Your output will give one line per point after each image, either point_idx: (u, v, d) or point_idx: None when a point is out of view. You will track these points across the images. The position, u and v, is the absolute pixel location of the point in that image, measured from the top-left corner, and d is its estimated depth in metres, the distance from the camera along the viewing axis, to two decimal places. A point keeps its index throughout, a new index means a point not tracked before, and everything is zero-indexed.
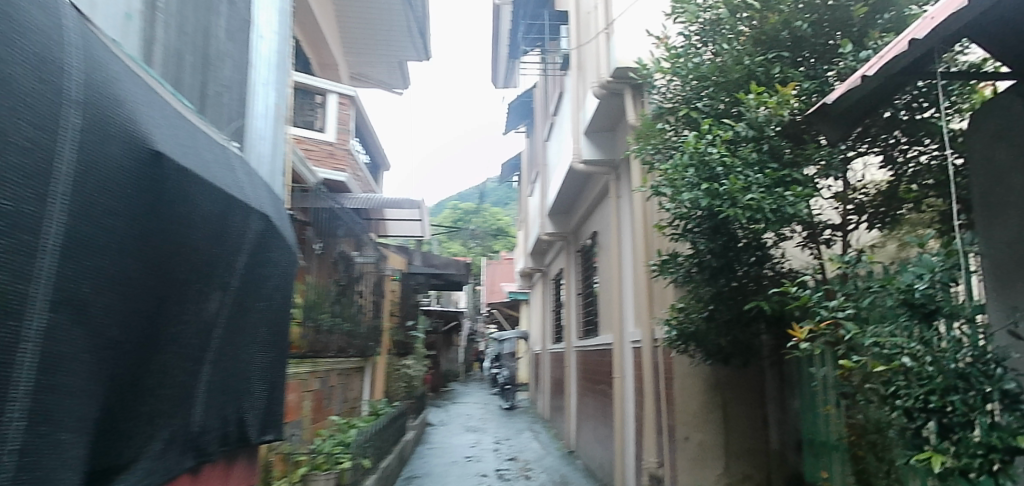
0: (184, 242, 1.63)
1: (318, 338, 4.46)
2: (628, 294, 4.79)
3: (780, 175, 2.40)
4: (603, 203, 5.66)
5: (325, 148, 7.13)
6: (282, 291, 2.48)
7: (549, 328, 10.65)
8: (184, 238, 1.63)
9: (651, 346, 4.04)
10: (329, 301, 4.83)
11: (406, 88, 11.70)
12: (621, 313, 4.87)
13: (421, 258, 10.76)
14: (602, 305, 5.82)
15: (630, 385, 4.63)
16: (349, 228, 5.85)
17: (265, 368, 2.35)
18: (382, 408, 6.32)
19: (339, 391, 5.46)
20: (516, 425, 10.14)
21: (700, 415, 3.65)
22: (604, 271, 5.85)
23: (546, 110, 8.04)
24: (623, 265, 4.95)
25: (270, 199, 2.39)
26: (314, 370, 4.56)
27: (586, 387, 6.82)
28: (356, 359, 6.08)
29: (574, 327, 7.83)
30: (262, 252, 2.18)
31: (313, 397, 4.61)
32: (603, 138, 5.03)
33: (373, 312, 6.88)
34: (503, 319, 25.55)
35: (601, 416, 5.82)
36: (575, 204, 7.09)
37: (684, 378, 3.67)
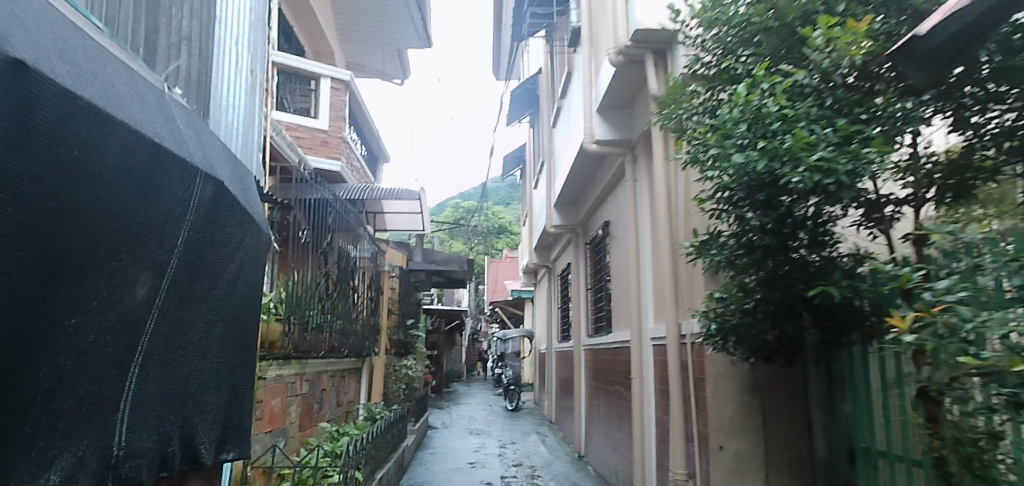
0: (89, 202, 1.22)
1: (306, 337, 4.03)
2: (649, 285, 4.35)
3: (852, 130, 1.96)
4: (617, 188, 5.22)
5: (318, 135, 6.67)
6: (246, 277, 2.04)
7: (556, 326, 10.19)
8: (89, 197, 1.21)
9: (678, 343, 3.60)
10: (319, 296, 4.38)
11: (405, 78, 11.28)
12: (640, 306, 4.45)
13: (421, 254, 10.32)
14: (616, 300, 5.39)
15: (651, 385, 4.21)
16: (343, 218, 5.40)
17: (223, 372, 1.91)
18: (380, 412, 5.89)
19: (332, 395, 5.03)
20: (522, 428, 9.70)
21: (737, 422, 3.20)
22: (617, 262, 5.43)
23: (552, 95, 7.64)
24: (641, 254, 4.54)
25: (232, 167, 1.98)
26: (301, 372, 4.12)
27: (597, 388, 6.34)
28: (351, 360, 5.64)
29: (583, 324, 7.36)
30: (214, 226, 1.75)
31: (301, 403, 4.17)
32: (618, 115, 4.60)
33: (370, 310, 6.44)
34: (506, 319, 25.08)
35: (616, 419, 5.37)
36: (584, 193, 6.69)
37: (718, 379, 3.24)
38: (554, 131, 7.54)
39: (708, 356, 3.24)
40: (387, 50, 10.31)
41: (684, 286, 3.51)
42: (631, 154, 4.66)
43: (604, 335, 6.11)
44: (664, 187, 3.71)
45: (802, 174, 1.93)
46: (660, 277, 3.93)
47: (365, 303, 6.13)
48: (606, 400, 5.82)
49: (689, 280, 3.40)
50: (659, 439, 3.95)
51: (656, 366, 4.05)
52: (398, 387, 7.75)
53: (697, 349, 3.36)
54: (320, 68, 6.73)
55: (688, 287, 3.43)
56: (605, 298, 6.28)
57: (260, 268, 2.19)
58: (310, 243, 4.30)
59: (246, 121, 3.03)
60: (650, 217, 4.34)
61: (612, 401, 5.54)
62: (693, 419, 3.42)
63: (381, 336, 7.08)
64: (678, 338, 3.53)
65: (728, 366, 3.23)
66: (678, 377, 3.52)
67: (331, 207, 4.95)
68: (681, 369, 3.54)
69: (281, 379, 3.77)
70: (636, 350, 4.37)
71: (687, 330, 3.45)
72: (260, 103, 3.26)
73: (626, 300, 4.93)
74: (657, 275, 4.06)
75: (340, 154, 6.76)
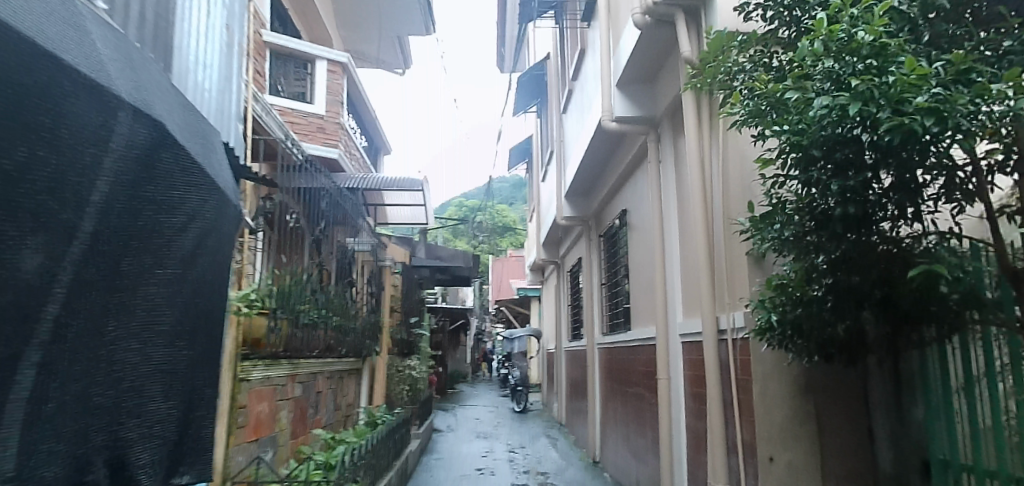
0: None
1: (297, 335, 3.63)
2: (677, 277, 3.94)
3: (966, 65, 1.57)
4: (637, 172, 4.82)
5: (314, 121, 6.28)
6: (206, 258, 1.62)
7: (565, 325, 9.77)
8: None
9: (716, 340, 3.17)
10: (313, 291, 3.97)
11: (406, 66, 10.96)
12: (666, 300, 4.03)
13: (425, 250, 9.99)
14: (637, 295, 4.98)
15: (681, 387, 3.79)
16: (341, 207, 4.98)
17: (175, 374, 1.50)
18: (381, 415, 5.49)
19: (329, 398, 4.63)
20: (531, 431, 9.28)
21: (788, 429, 2.78)
22: (637, 254, 5.02)
23: (562, 80, 7.22)
24: (666, 243, 4.11)
25: (189, 114, 1.59)
26: (292, 374, 3.72)
27: (614, 390, 5.90)
28: (349, 360, 5.24)
29: (596, 323, 6.93)
30: (162, 186, 1.37)
31: (292, 407, 3.77)
32: (638, 91, 4.22)
33: (371, 308, 6.04)
34: (512, 317, 24.62)
35: (636, 424, 4.94)
36: (599, 181, 6.25)
37: (767, 382, 2.80)
38: (564, 117, 7.12)
39: (754, 354, 2.82)
40: (388, 38, 9.94)
41: (726, 277, 3.10)
42: (655, 134, 4.24)
43: (621, 333, 5.66)
44: (699, 166, 3.30)
45: (904, 121, 1.53)
46: (694, 267, 3.52)
47: (365, 299, 5.73)
48: (625, 403, 5.39)
49: (736, 271, 2.99)
50: (693, 448, 3.55)
51: (688, 365, 3.66)
52: (402, 389, 7.35)
53: (742, 345, 2.94)
54: (316, 49, 6.36)
55: (732, 278, 3.03)
56: (622, 293, 5.86)
57: (227, 246, 1.78)
58: (300, 231, 3.89)
59: (221, 84, 2.65)
60: (678, 202, 3.93)
61: (631, 404, 5.10)
62: (737, 427, 2.99)
63: (382, 335, 6.68)
64: (714, 334, 3.11)
65: (780, 366, 2.80)
66: (718, 378, 3.09)
67: (327, 194, 4.53)
68: (720, 371, 3.10)
69: (269, 383, 3.36)
70: (662, 347, 3.95)
71: (726, 324, 3.05)
72: (238, 68, 2.89)
73: (649, 293, 4.50)
74: (689, 267, 3.66)
75: (338, 142, 6.37)
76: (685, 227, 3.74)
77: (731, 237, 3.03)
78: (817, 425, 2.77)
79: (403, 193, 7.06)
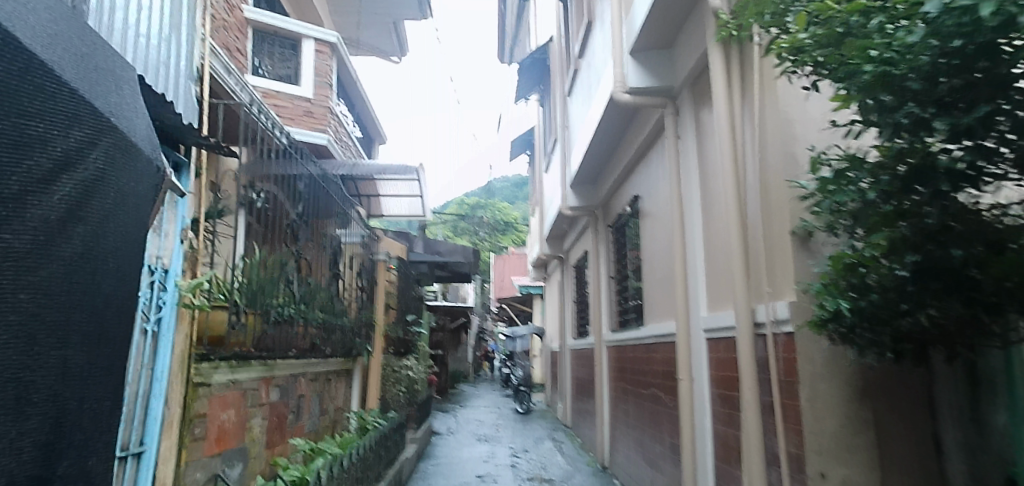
0: None
1: (269, 333, 3.18)
2: (701, 265, 3.50)
3: None
4: (651, 152, 4.37)
5: (301, 104, 5.85)
6: (102, 222, 1.17)
7: (570, 322, 9.33)
8: None
9: (753, 336, 2.72)
10: (291, 283, 3.54)
11: (403, 54, 10.54)
12: (688, 291, 3.59)
13: (422, 244, 9.67)
14: (652, 288, 4.53)
15: (705, 387, 3.36)
16: (325, 190, 4.54)
17: (39, 386, 1.03)
18: (372, 419, 5.05)
19: (312, 402, 4.20)
20: (535, 433, 8.84)
21: (842, 440, 2.33)
22: (651, 241, 4.59)
23: (565, 62, 6.77)
24: (687, 228, 3.66)
25: (64, 20, 1.13)
26: (266, 376, 3.28)
27: (625, 391, 5.45)
28: (337, 360, 4.81)
29: (604, 319, 6.49)
30: (9, 112, 0.94)
31: (267, 414, 3.34)
32: (653, 59, 3.77)
33: (362, 304, 5.61)
34: (514, 316, 24.15)
35: (651, 429, 4.50)
36: (608, 164, 5.81)
37: (817, 384, 2.37)
38: (569, 100, 6.68)
39: (802, 351, 2.39)
40: (383, 23, 9.50)
41: (764, 263, 2.67)
42: (673, 106, 3.81)
43: (632, 328, 5.22)
44: (729, 135, 2.87)
45: None
46: (723, 252, 3.10)
47: (355, 294, 5.28)
48: (638, 406, 4.94)
49: (776, 254, 2.57)
50: (723, 458, 3.12)
51: (714, 364, 3.24)
52: (398, 391, 6.92)
53: (785, 341, 2.50)
54: (303, 27, 5.95)
55: (771, 264, 2.61)
56: (633, 286, 5.42)
57: (143, 209, 1.33)
58: (277, 214, 3.46)
59: (168, 32, 2.21)
60: (701, 180, 3.51)
61: (646, 407, 4.65)
62: (778, 436, 2.55)
63: (376, 333, 6.24)
64: (750, 328, 2.68)
65: (834, 364, 2.36)
66: (757, 379, 2.65)
67: (307, 173, 4.10)
68: (757, 371, 2.66)
69: (237, 387, 2.93)
70: (683, 342, 3.53)
71: (765, 315, 2.62)
72: (191, 16, 2.44)
73: (667, 283, 4.07)
74: (716, 253, 3.24)
75: (327, 126, 5.94)
76: (711, 208, 3.31)
77: (773, 214, 2.61)
78: (876, 434, 2.33)
79: (397, 182, 6.64)
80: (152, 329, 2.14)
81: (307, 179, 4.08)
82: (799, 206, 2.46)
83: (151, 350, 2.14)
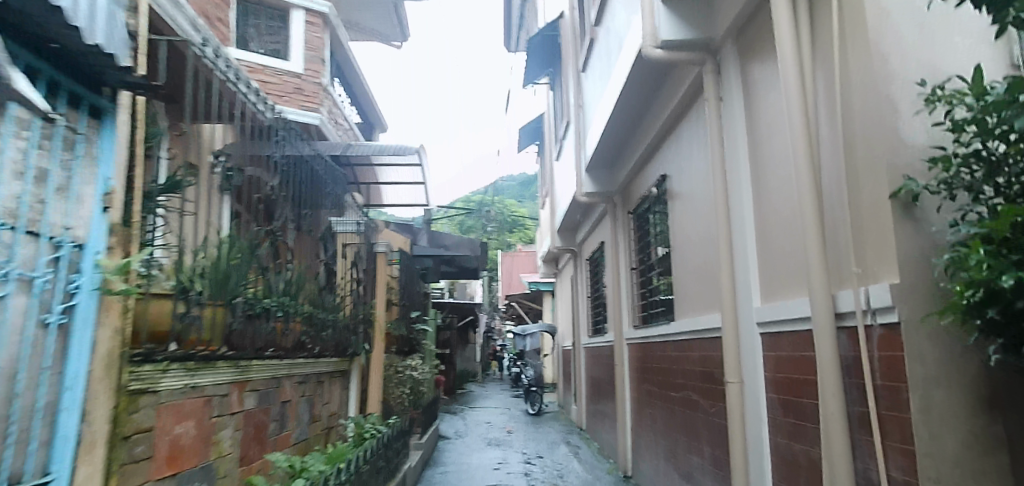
0: None
1: (238, 328, 2.66)
2: (749, 246, 2.96)
3: None
4: (685, 121, 3.83)
5: (290, 80, 5.35)
6: None
7: (585, 319, 8.78)
8: None
9: (836, 329, 2.17)
10: (269, 270, 3.02)
11: (405, 38, 10.03)
12: (735, 277, 3.06)
13: (428, 237, 9.22)
14: (686, 276, 4.00)
15: (760, 391, 2.82)
16: (313, 173, 4.03)
17: None
18: (371, 426, 4.55)
19: (300, 408, 3.69)
20: (548, 437, 8.32)
21: (968, 466, 1.77)
22: (684, 224, 4.05)
23: (578, 35, 6.23)
24: (732, 203, 3.12)
25: None
26: (237, 380, 2.75)
27: (651, 393, 4.91)
28: (331, 360, 4.30)
29: (624, 314, 5.95)
30: None
31: (241, 424, 2.82)
32: (690, 7, 3.22)
33: (360, 298, 5.11)
34: (523, 314, 23.64)
35: (686, 438, 3.96)
36: (629, 142, 5.27)
37: (934, 394, 1.81)
38: (583, 75, 6.15)
39: (912, 348, 1.83)
40: (382, 5, 8.99)
41: (847, 236, 2.14)
42: (713, 62, 3.26)
43: (660, 324, 4.67)
44: (799, 81, 2.31)
45: None
46: (784, 228, 2.55)
47: (350, 286, 4.77)
48: (668, 410, 4.40)
49: (866, 224, 2.03)
50: (787, 478, 2.57)
51: (772, 364, 2.70)
52: (402, 393, 6.41)
53: (884, 335, 1.94)
54: None
55: (860, 238, 2.07)
56: (661, 277, 4.87)
57: None
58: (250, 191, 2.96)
59: None
60: (749, 144, 2.96)
61: (679, 412, 4.11)
62: (873, 457, 2.00)
63: (376, 331, 5.74)
64: (832, 322, 2.13)
65: (955, 366, 1.80)
66: (841, 384, 2.10)
67: (291, 150, 3.60)
68: (842, 374, 2.11)
69: (200, 393, 2.39)
70: (729, 338, 3.01)
71: (852, 303, 2.07)
72: None
73: (707, 270, 3.52)
74: (772, 232, 2.69)
75: (319, 105, 5.44)
76: (765, 176, 2.76)
77: (862, 174, 2.06)
78: (1009, 455, 1.79)
79: (398, 166, 6.15)
80: (58, 322, 1.64)
81: (290, 154, 3.58)
82: (900, 161, 1.91)
83: (60, 348, 1.65)
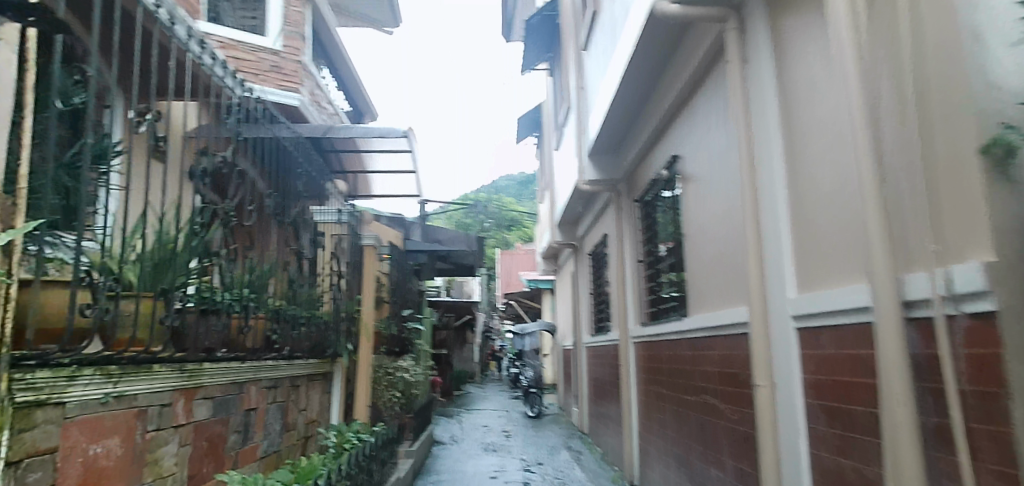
0: None
1: (179, 324, 2.23)
2: (781, 227, 2.55)
3: None
4: (704, 92, 3.43)
5: (267, 58, 4.98)
6: None
7: (587, 317, 8.36)
8: None
9: (905, 320, 1.75)
10: (224, 259, 2.61)
11: (397, 25, 9.62)
12: (765, 264, 2.66)
13: (421, 233, 9.10)
14: (702, 265, 3.60)
15: (797, 396, 2.41)
16: (289, 155, 3.64)
17: None
18: (354, 435, 4.12)
19: (269, 417, 3.26)
20: (549, 442, 7.91)
21: None
22: (699, 208, 3.65)
23: (579, 12, 5.84)
24: (761, 178, 2.71)
25: None
26: (183, 387, 2.32)
27: (661, 395, 4.50)
28: (309, 362, 3.88)
29: (630, 310, 5.55)
30: None
31: (189, 438, 2.39)
32: None
33: (343, 294, 4.70)
34: (522, 313, 23.22)
35: (704, 447, 3.54)
36: (637, 123, 4.86)
37: None
38: (585, 54, 5.75)
39: None
40: None
41: (919, 206, 1.72)
42: (737, 19, 2.84)
43: (671, 320, 4.26)
44: (855, 19, 1.89)
45: None
46: (829, 204, 2.14)
47: (331, 281, 4.35)
48: (681, 416, 3.98)
49: (946, 188, 1.62)
50: None
51: (813, 365, 2.29)
52: (392, 396, 5.98)
53: (971, 328, 1.52)
54: None
55: (935, 207, 1.66)
56: (671, 268, 4.47)
57: None
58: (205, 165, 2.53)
59: None
60: (782, 110, 2.54)
61: (694, 418, 3.69)
62: (955, 481, 1.58)
63: (363, 330, 5.32)
64: (901, 314, 1.72)
65: None
66: (912, 388, 1.70)
67: (259, 128, 3.22)
68: (912, 377, 1.69)
69: (129, 404, 1.97)
70: (758, 336, 2.63)
71: (928, 288, 1.66)
72: None
73: (728, 257, 3.12)
74: (811, 211, 2.28)
75: (299, 84, 5.04)
76: (802, 144, 2.34)
77: (937, 131, 1.65)
78: None
79: (388, 153, 5.77)
80: None
81: (256, 129, 3.17)
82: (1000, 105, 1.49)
83: None
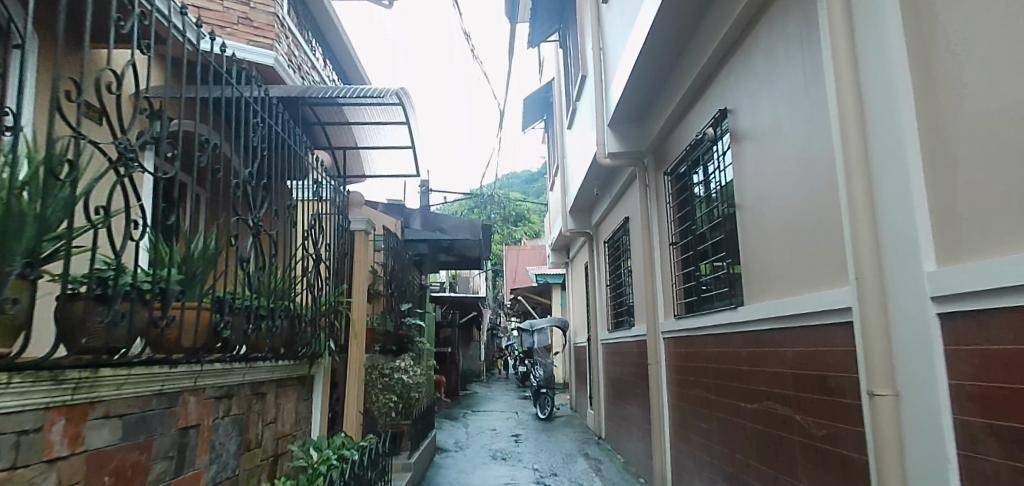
0: None
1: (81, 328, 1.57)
2: (901, 176, 1.85)
3: None
4: (772, 23, 2.74)
5: (235, 10, 4.51)
6: None
7: (603, 310, 7.65)
8: None
9: None
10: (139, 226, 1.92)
11: None
12: (876, 228, 1.96)
13: (421, 219, 8.44)
14: (762, 242, 2.92)
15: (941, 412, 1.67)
16: (257, 112, 3.00)
17: None
18: (334, 453, 3.42)
19: (220, 435, 2.56)
20: (563, 448, 7.19)
21: None
22: (756, 171, 2.97)
23: None
24: (868, 114, 2.01)
25: None
26: (62, 404, 1.60)
27: (703, 402, 3.76)
28: (278, 363, 3.20)
29: (657, 299, 4.85)
30: None
31: (77, 476, 1.67)
32: None
33: (325, 282, 4.02)
34: (529, 310, 22.49)
35: (769, 470, 2.80)
36: (670, 80, 4.17)
37: None
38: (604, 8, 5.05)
39: None
40: None
41: None
42: None
43: (715, 311, 3.54)
44: None
45: None
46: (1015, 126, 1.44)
47: (309, 267, 3.66)
48: (731, 428, 3.25)
49: None
50: None
51: (973, 368, 1.55)
52: (387, 401, 5.28)
53: None
54: None
55: None
56: (712, 249, 3.77)
57: None
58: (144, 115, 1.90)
59: None
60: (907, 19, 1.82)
61: (755, 431, 2.96)
62: None
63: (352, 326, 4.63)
64: None
65: None
66: None
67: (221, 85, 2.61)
68: None
69: None
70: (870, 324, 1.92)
71: None
72: None
73: (809, 226, 2.42)
74: (969, 139, 1.58)
75: (273, 39, 4.58)
76: (947, 53, 1.64)
77: None
78: None
79: (381, 126, 5.12)
80: None
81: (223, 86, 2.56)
82: None
83: None
